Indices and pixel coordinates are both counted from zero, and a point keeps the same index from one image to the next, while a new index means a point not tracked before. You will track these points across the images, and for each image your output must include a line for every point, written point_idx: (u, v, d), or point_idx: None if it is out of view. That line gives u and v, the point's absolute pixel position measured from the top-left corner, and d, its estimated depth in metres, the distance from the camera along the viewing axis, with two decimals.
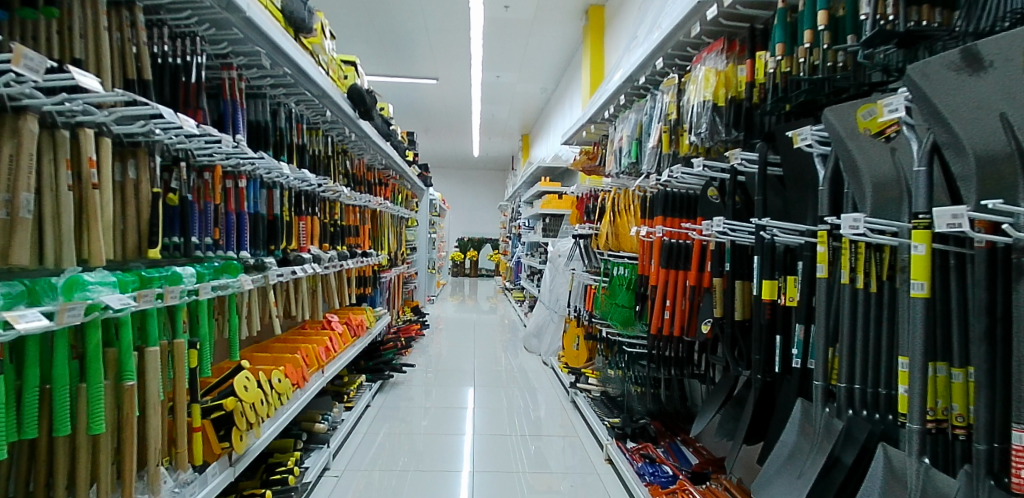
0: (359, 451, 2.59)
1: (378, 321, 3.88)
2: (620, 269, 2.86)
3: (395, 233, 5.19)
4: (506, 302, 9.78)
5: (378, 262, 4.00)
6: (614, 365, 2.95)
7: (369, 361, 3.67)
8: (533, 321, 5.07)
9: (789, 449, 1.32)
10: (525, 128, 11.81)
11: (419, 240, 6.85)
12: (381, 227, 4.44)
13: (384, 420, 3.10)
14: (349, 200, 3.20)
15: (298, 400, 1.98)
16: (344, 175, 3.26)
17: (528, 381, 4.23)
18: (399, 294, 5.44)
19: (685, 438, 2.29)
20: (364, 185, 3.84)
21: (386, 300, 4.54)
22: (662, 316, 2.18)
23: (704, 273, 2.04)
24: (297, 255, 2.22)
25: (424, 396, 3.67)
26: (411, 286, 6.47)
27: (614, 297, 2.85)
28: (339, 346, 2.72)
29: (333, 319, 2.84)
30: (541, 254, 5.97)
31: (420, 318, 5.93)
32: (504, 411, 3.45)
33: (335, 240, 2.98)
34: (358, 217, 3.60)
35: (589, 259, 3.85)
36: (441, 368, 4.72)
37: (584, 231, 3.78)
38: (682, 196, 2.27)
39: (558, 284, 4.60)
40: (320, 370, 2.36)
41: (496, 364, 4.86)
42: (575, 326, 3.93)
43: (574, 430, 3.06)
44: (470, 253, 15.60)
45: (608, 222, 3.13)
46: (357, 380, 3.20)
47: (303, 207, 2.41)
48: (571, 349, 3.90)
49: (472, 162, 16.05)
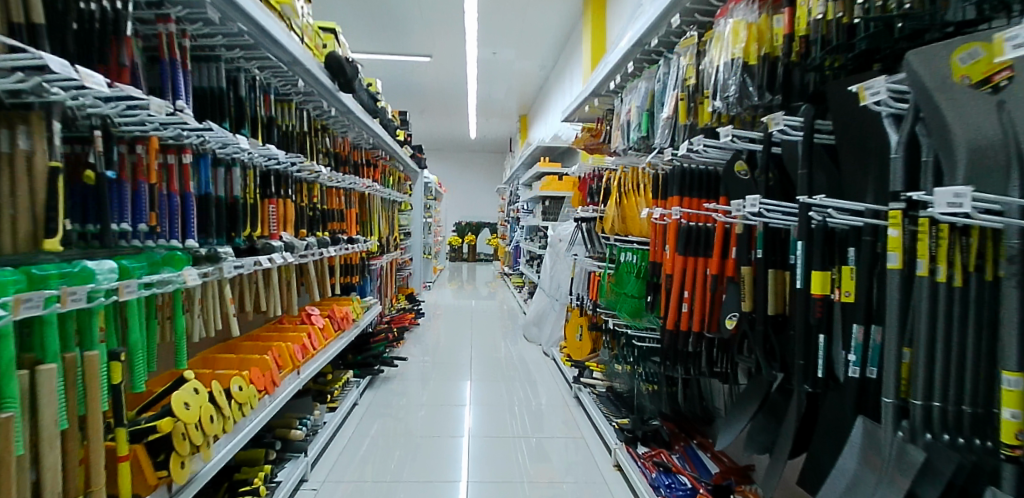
0: (342, 459, 2.35)
1: (367, 311, 3.64)
2: (629, 255, 2.62)
3: (387, 218, 4.91)
4: (506, 288, 9.56)
5: (367, 248, 3.74)
6: (622, 360, 2.70)
7: (358, 355, 3.41)
8: (533, 309, 4.83)
9: (848, 479, 1.08)
10: (523, 109, 11.45)
11: (413, 225, 6.58)
12: (371, 211, 4.17)
13: (374, 420, 2.88)
14: (330, 181, 2.92)
15: (265, 409, 1.72)
16: (325, 154, 2.98)
17: (529, 373, 4.00)
18: (392, 281, 5.20)
19: (702, 442, 2.09)
20: (349, 165, 3.56)
21: (376, 289, 4.30)
22: (679, 309, 1.94)
23: (729, 261, 1.79)
24: (264, 243, 1.96)
25: (417, 392, 3.44)
26: (405, 273, 6.21)
27: (623, 286, 2.61)
28: (320, 342, 2.47)
29: (314, 312, 2.59)
30: (541, 238, 5.72)
31: (415, 305, 5.70)
32: (503, 407, 3.23)
33: (314, 226, 2.71)
34: (342, 200, 3.33)
35: (592, 244, 3.60)
36: (437, 359, 4.49)
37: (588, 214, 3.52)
38: (702, 173, 2.01)
39: (559, 271, 4.35)
40: (296, 371, 2.09)
41: (495, 355, 4.63)
42: (579, 316, 3.69)
43: (578, 429, 2.81)
44: (468, 238, 15.35)
45: (614, 204, 2.87)
46: (344, 376, 2.97)
47: (272, 188, 2.14)
48: (574, 339, 3.67)
49: (469, 145, 15.67)
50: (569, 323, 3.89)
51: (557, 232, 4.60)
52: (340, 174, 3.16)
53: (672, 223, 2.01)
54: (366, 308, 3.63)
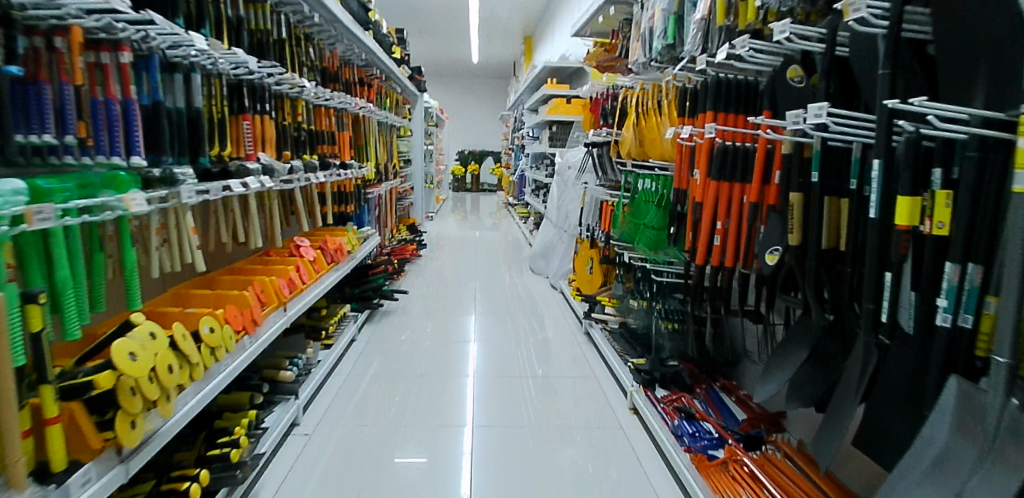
0: (339, 400, 2.29)
1: (365, 242, 3.45)
2: (647, 182, 2.39)
3: (384, 144, 4.58)
4: (509, 218, 9.36)
5: (363, 175, 3.49)
6: (640, 297, 2.55)
7: (356, 288, 3.27)
8: (539, 241, 4.63)
9: (936, 451, 0.91)
10: (528, 27, 10.61)
11: (414, 153, 6.26)
12: (367, 136, 3.86)
13: (375, 356, 2.81)
14: (315, 99, 2.60)
15: (243, 353, 1.58)
16: (314, 70, 2.62)
17: (534, 306, 3.88)
18: (392, 211, 4.99)
19: (724, 384, 2.06)
20: (341, 83, 3.19)
21: (374, 220, 4.07)
22: (710, 242, 1.71)
23: (773, 187, 1.54)
24: (239, 165, 1.72)
25: (419, 327, 3.33)
26: (405, 204, 5.97)
27: (642, 215, 2.41)
28: (312, 276, 2.30)
29: (303, 243, 2.41)
30: (548, 167, 5.40)
31: (417, 237, 5.53)
32: (508, 342, 3.15)
33: (299, 149, 2.43)
34: (332, 122, 3.01)
35: (604, 172, 3.32)
36: (440, 291, 4.38)
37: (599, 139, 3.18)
38: (739, 82, 1.68)
39: (568, 201, 4.10)
40: (280, 307, 1.92)
41: (499, 287, 4.50)
42: (589, 248, 3.49)
43: (589, 368, 2.70)
44: (472, 168, 14.94)
45: (631, 124, 2.55)
46: (341, 310, 2.84)
47: (245, 103, 1.85)
48: (584, 272, 3.51)
49: (472, 69, 14.81)
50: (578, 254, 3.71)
51: (566, 159, 4.29)
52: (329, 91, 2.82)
53: (705, 142, 1.70)
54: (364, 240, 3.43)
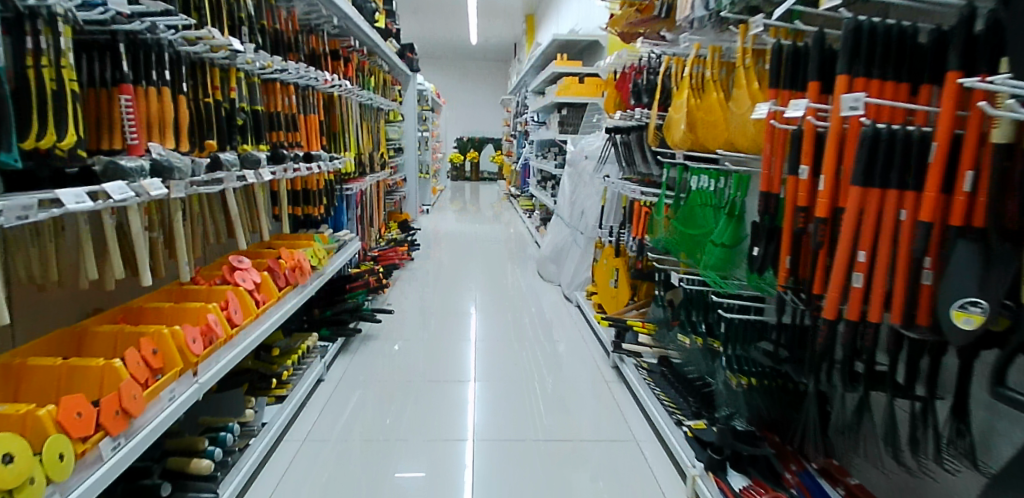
0: (293, 475, 1.65)
1: (341, 250, 2.82)
2: (702, 180, 1.86)
3: (369, 131, 3.93)
4: (512, 210, 8.72)
5: (337, 168, 2.84)
6: (695, 331, 1.95)
7: (328, 308, 2.65)
8: (548, 243, 4.00)
9: None
10: (531, 7, 9.85)
11: (407, 139, 5.60)
12: (346, 120, 3.21)
13: (352, 396, 2.23)
14: (265, 70, 1.96)
15: (95, 476, 0.93)
16: (260, 30, 1.97)
17: (544, 321, 3.26)
18: (380, 206, 4.36)
19: (827, 466, 1.36)
20: (306, 54, 2.54)
21: (355, 221, 3.44)
22: (846, 282, 1.11)
23: (959, 199, 0.90)
24: (115, 164, 1.11)
25: (406, 353, 2.72)
26: (397, 198, 5.32)
27: (702, 224, 1.87)
28: (256, 309, 1.70)
29: (242, 263, 1.80)
30: (557, 155, 4.75)
31: (410, 234, 4.90)
32: (512, 374, 2.51)
33: (238, 135, 1.79)
34: (293, 101, 2.36)
35: (636, 164, 2.69)
36: (434, 300, 3.76)
37: (630, 123, 2.53)
38: (894, 31, 1.08)
39: (584, 198, 3.45)
40: (193, 373, 1.30)
41: (501, 295, 3.87)
42: (614, 257, 2.87)
43: (623, 421, 2.09)
44: (472, 155, 14.22)
45: (677, 102, 1.89)
46: (303, 342, 2.23)
47: (121, 68, 1.21)
48: (607, 286, 2.91)
49: (470, 51, 13.99)
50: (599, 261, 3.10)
51: (583, 148, 3.63)
52: (287, 61, 2.17)
53: (842, 125, 1.09)
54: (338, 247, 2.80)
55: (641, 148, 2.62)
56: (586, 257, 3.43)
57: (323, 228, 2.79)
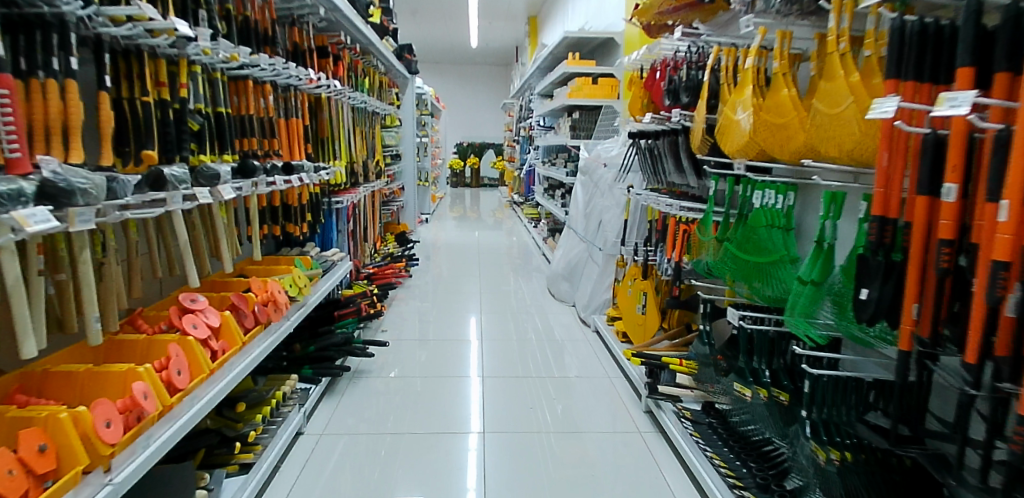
0: None
1: (329, 273, 2.47)
2: (767, 195, 1.56)
3: (363, 137, 3.58)
4: (514, 218, 8.37)
5: (325, 180, 2.49)
6: (755, 380, 1.59)
7: (311, 341, 2.28)
8: (559, 259, 3.64)
9: None
10: (534, 10, 9.55)
11: (405, 145, 5.24)
12: (336, 125, 2.87)
13: (333, 451, 1.86)
14: (231, 65, 1.61)
15: None
16: (224, 16, 1.62)
17: (557, 349, 2.90)
18: (375, 218, 4.00)
19: None
20: (287, 49, 2.19)
21: (346, 237, 3.07)
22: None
23: None
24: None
25: (402, 391, 2.35)
26: (394, 207, 4.96)
27: (767, 249, 1.54)
28: (211, 363, 1.33)
29: (196, 303, 1.43)
30: (567, 162, 4.40)
31: (407, 247, 4.54)
32: (522, 418, 2.14)
33: (195, 143, 1.44)
34: (269, 102, 2.01)
35: (670, 176, 2.36)
36: (433, 321, 3.38)
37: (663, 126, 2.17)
38: None
39: (602, 211, 3.10)
40: (106, 471, 0.93)
41: (506, 316, 3.49)
42: (642, 280, 2.52)
43: (658, 482, 1.72)
44: (471, 161, 13.88)
45: (736, 101, 1.57)
46: (278, 389, 1.88)
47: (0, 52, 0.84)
48: (632, 313, 2.56)
49: (470, 55, 13.68)
50: (623, 284, 2.75)
51: (600, 156, 3.28)
52: (267, 57, 1.83)
53: None
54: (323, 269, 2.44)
55: (675, 157, 2.28)
56: (605, 277, 3.07)
57: (310, 248, 2.44)
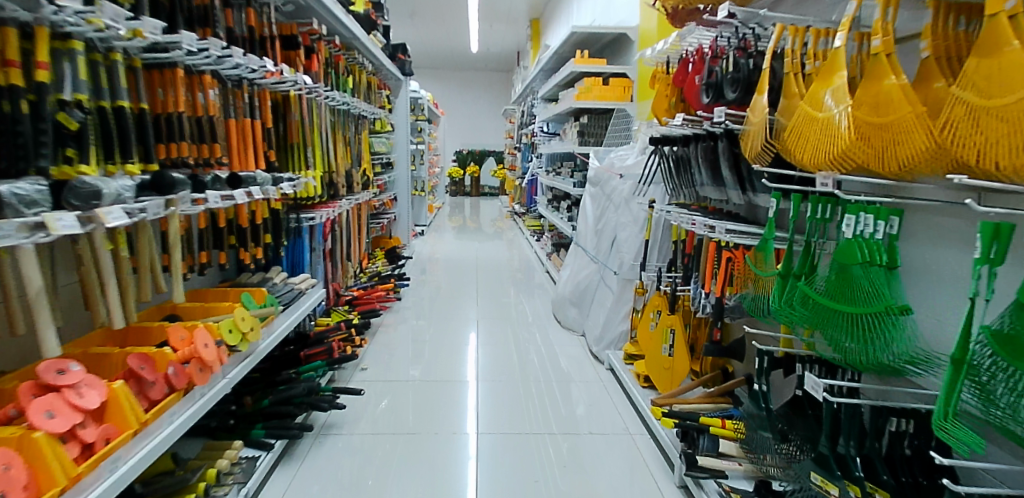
0: None
1: (293, 304, 2.06)
2: (863, 220, 1.14)
3: (346, 142, 3.18)
4: (516, 228, 7.97)
5: (291, 192, 2.08)
6: (844, 474, 1.16)
7: (268, 393, 1.87)
8: (566, 282, 3.20)
9: None
10: (535, 12, 9.20)
11: (398, 152, 4.84)
12: (311, 128, 2.47)
13: None
14: (138, 44, 1.20)
15: None
16: None
17: (565, 387, 2.47)
18: (361, 233, 3.58)
19: None
20: (236, 33, 1.79)
21: (322, 257, 2.66)
22: None
23: None
24: None
25: (381, 447, 1.94)
26: (385, 219, 4.55)
27: (863, 295, 1.12)
28: (74, 466, 0.90)
29: (67, 374, 1.01)
30: (574, 171, 4.00)
31: (398, 264, 4.12)
32: (524, 484, 1.72)
33: (74, 149, 1.05)
34: (210, 97, 1.61)
35: (709, 191, 1.95)
36: (423, 352, 2.95)
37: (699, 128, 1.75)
38: None
39: (618, 228, 2.67)
40: None
41: (507, 346, 3.04)
42: (668, 314, 2.09)
43: None
44: (471, 169, 13.49)
45: (819, 92, 1.17)
46: (210, 467, 1.44)
47: None
48: (655, 353, 2.14)
49: (471, 60, 13.35)
50: (643, 315, 2.32)
51: (615, 165, 2.87)
52: (201, 40, 1.40)
53: None
54: (283, 301, 2.01)
55: (714, 168, 1.87)
56: (620, 305, 2.64)
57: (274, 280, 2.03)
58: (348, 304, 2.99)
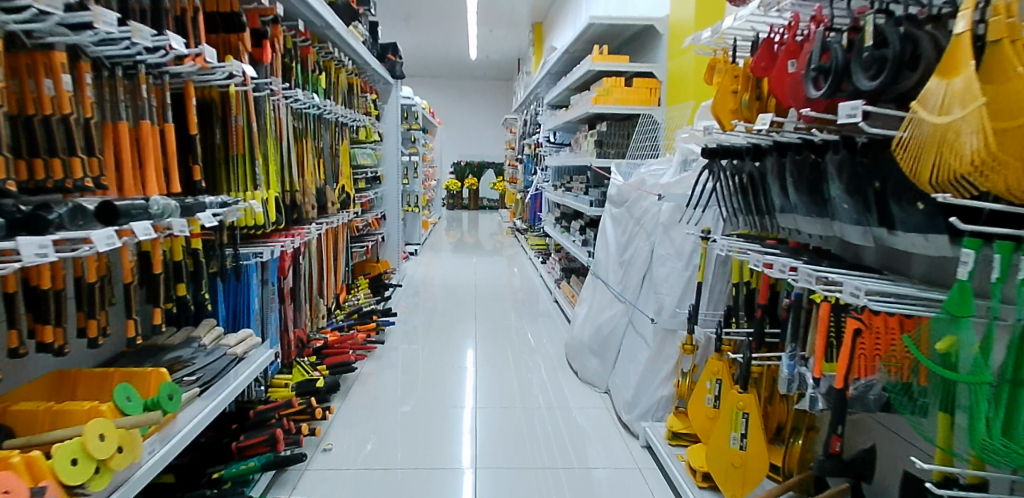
0: None
1: (226, 378, 1.48)
2: None
3: (319, 152, 2.63)
4: (517, 245, 7.41)
5: (225, 221, 1.54)
6: None
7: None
8: (585, 325, 2.62)
9: None
10: (538, 17, 8.71)
11: (387, 164, 4.28)
12: (265, 135, 1.90)
13: None
14: None
15: None
16: None
17: (584, 464, 1.88)
18: (338, 262, 3.02)
19: None
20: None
21: (281, 297, 2.11)
22: None
23: None
24: None
25: None
26: (371, 240, 3.99)
27: None
28: None
29: None
30: (588, 186, 3.46)
31: (383, 295, 3.54)
32: None
33: None
34: (66, 86, 1.02)
35: (807, 223, 1.39)
36: (414, 403, 2.35)
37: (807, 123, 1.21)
38: None
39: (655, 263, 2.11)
40: None
41: (512, 403, 2.38)
42: (736, 392, 1.53)
43: None
44: (469, 181, 12.96)
45: None
46: None
47: None
48: (716, 444, 1.56)
49: (469, 68, 12.86)
50: (698, 385, 1.75)
51: (649, 182, 2.31)
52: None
53: None
54: (203, 378, 1.41)
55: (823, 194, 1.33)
56: (659, 363, 2.05)
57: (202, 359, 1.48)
58: (316, 354, 2.41)
